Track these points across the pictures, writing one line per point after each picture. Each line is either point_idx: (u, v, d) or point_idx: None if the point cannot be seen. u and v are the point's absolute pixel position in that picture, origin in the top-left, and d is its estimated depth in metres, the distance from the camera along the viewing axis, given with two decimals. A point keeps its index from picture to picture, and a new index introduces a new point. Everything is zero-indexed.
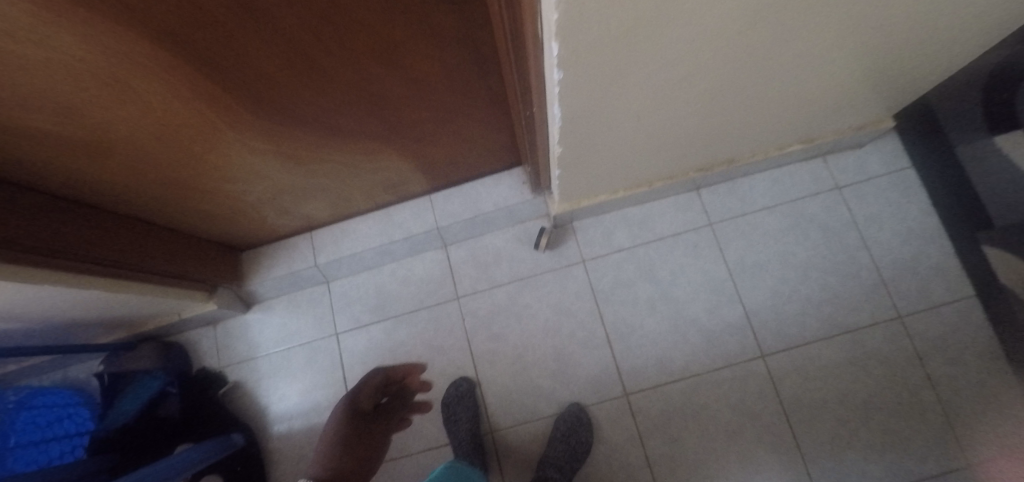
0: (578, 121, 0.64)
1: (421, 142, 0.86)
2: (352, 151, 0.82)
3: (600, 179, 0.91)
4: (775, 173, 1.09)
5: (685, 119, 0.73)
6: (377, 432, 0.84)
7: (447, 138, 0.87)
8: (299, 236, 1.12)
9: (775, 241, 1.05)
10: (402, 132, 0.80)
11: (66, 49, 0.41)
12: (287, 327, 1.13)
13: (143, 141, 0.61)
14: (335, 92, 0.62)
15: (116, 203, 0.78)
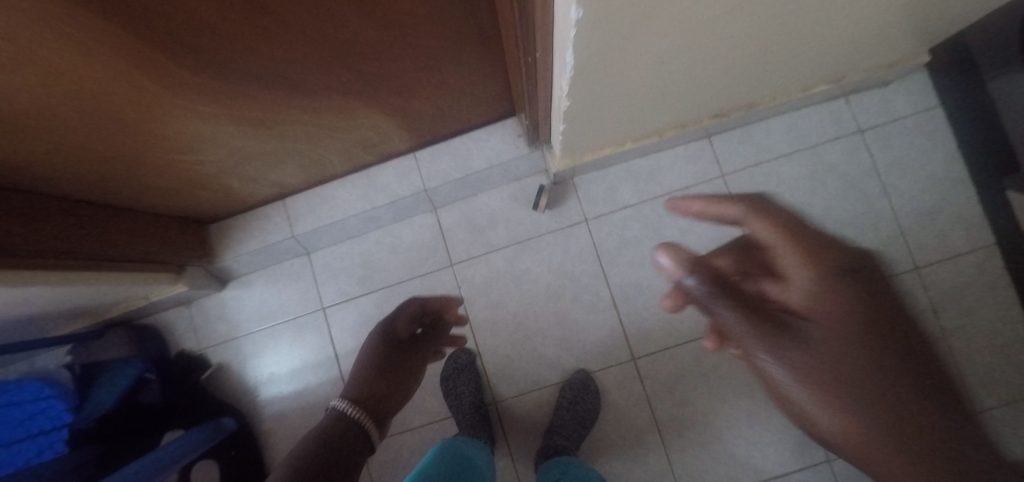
0: (594, 67, 0.52)
1: (401, 95, 0.74)
2: (319, 109, 0.69)
3: (608, 131, 0.80)
4: (794, 115, 0.99)
5: (713, 59, 0.62)
6: (411, 360, 0.81)
7: (431, 88, 0.75)
8: (270, 205, 1.00)
9: (791, 192, 0.98)
10: (377, 84, 0.67)
11: None
12: (268, 304, 1.05)
13: (50, 107, 0.48)
14: (288, 35, 0.49)
15: (42, 181, 0.64)
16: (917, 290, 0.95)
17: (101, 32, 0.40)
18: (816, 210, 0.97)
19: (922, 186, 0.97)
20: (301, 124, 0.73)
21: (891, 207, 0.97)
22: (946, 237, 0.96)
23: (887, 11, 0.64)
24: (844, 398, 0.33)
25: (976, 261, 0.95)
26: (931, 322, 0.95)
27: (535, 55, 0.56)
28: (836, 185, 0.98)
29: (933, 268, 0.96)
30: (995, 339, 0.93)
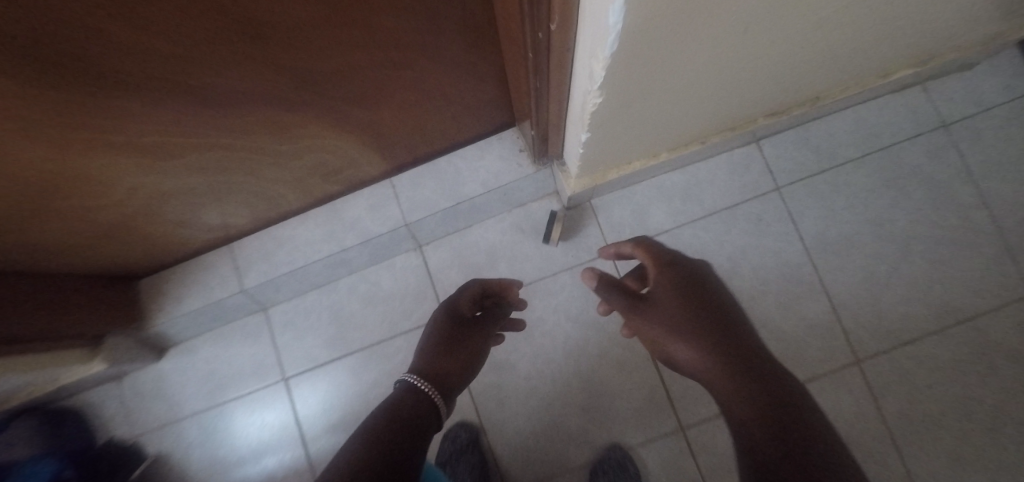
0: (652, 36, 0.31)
1: (356, 98, 0.53)
2: (244, 125, 0.50)
3: (641, 139, 0.59)
4: (861, 109, 0.79)
5: (810, 28, 0.42)
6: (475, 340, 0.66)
7: (398, 88, 0.54)
8: (214, 252, 0.80)
9: (865, 205, 0.78)
10: (321, 88, 0.48)
11: None
12: (218, 375, 0.83)
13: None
14: (150, 18, 0.30)
15: None
16: None
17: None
18: (898, 227, 0.77)
19: None
20: (220, 146, 0.53)
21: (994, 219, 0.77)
22: None
23: None
24: (696, 343, 0.45)
25: None
26: None
27: (547, 31, 0.36)
28: (920, 194, 0.78)
29: None
30: None
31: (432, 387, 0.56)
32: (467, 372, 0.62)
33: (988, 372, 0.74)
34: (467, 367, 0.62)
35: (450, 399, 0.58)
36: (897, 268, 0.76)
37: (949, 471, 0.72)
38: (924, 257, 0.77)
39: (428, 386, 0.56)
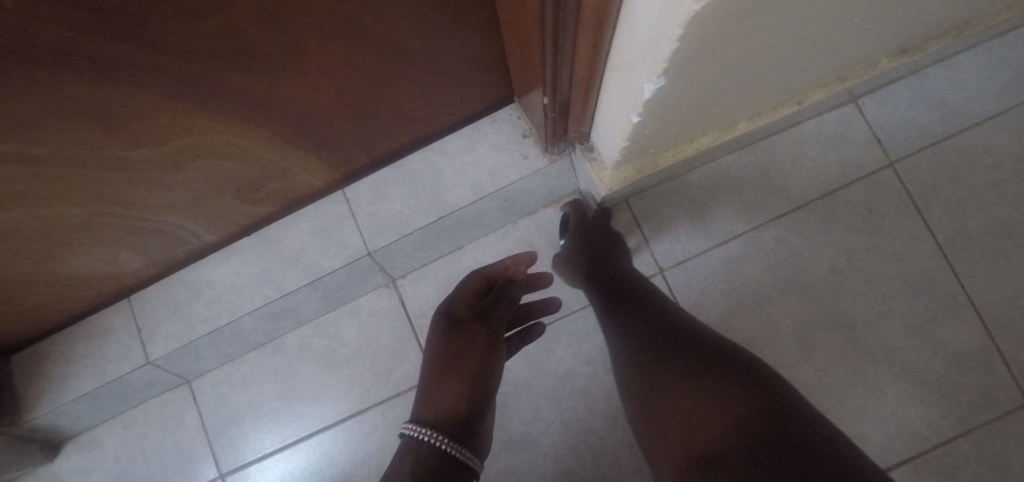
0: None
1: (232, 55, 0.30)
2: (29, 120, 0.27)
3: (726, 97, 0.36)
4: (997, 47, 0.56)
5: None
6: (487, 357, 0.46)
7: (309, 35, 0.31)
8: (109, 309, 0.58)
9: (1018, 179, 0.55)
10: (156, 39, 0.26)
11: None
12: (131, 476, 0.61)
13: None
14: None
15: None
16: None
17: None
18: None
19: None
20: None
21: None
22: None
23: None
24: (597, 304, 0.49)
25: None
26: None
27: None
28: None
29: None
30: None
31: (442, 433, 0.40)
32: (485, 398, 0.45)
33: None
34: (485, 390, 0.45)
35: (473, 443, 0.41)
36: None
37: None
38: None
39: (434, 434, 0.39)
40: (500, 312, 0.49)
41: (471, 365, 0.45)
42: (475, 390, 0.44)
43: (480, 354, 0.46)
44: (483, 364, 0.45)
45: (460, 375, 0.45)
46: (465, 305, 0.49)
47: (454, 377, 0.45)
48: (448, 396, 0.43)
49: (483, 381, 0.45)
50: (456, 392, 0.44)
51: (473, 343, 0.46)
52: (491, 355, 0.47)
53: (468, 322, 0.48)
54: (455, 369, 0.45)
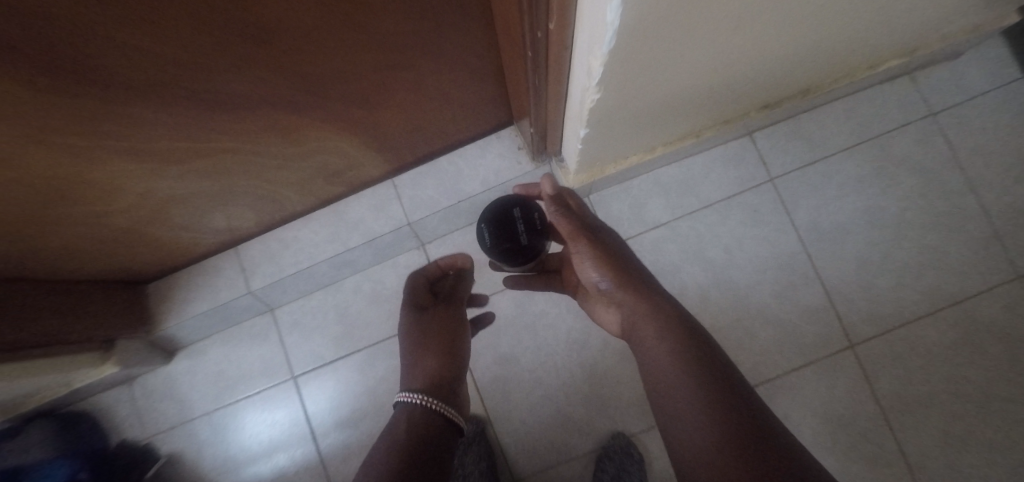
0: (649, 21, 0.33)
1: (362, 101, 0.55)
2: (257, 130, 0.52)
3: (637, 132, 0.62)
4: (851, 100, 0.81)
5: (796, 16, 0.44)
6: (447, 336, 0.70)
7: (402, 91, 0.57)
8: (219, 254, 0.81)
9: (856, 193, 0.79)
10: (332, 93, 0.51)
11: None
12: (227, 376, 0.85)
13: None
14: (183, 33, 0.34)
15: None
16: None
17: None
18: (888, 214, 0.79)
19: (1013, 175, 0.80)
20: (235, 150, 0.55)
21: (979, 203, 0.79)
22: None
23: None
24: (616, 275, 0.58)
25: None
26: None
27: (543, 30, 0.38)
28: (910, 180, 0.80)
29: None
30: None
31: (431, 399, 0.61)
32: (456, 366, 0.68)
33: (977, 352, 0.75)
34: (458, 367, 0.67)
35: (452, 397, 0.64)
36: (889, 253, 0.78)
37: (942, 448, 0.74)
38: (915, 242, 0.78)
39: (424, 398, 0.61)
40: (457, 313, 0.72)
41: (441, 343, 0.68)
42: (451, 369, 0.66)
43: (448, 343, 0.68)
44: (452, 351, 0.68)
45: (434, 352, 0.67)
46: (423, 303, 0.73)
47: (430, 354, 0.67)
48: (427, 367, 0.66)
49: (454, 363, 0.68)
50: (436, 370, 0.65)
51: (442, 336, 0.69)
52: (456, 343, 0.70)
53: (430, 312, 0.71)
54: (429, 348, 0.68)
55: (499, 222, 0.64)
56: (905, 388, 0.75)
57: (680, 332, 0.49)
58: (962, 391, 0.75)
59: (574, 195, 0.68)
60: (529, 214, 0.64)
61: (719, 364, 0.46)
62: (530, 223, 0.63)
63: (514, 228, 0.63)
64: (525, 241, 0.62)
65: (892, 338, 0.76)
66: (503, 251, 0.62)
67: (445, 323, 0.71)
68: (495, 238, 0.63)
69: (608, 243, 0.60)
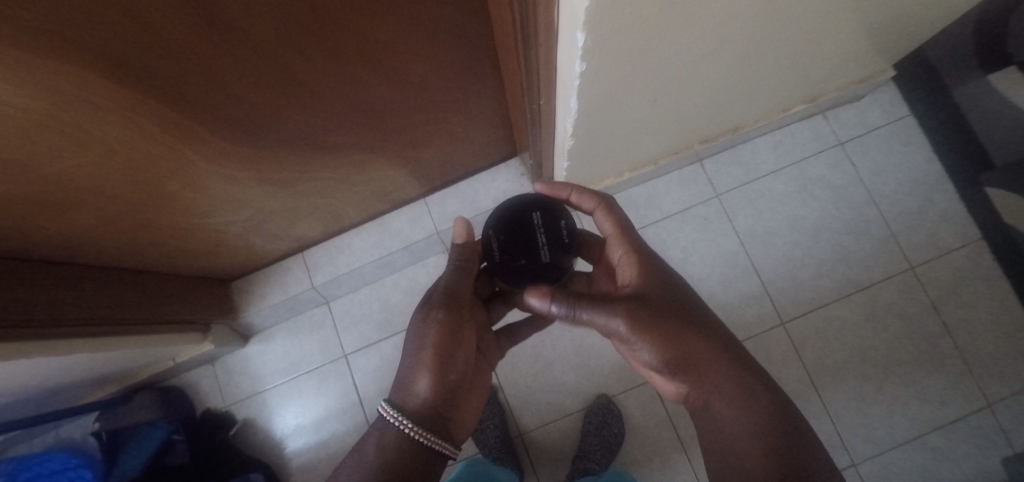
0: (598, 102, 0.59)
1: (413, 144, 0.80)
2: (342, 165, 0.76)
3: (607, 161, 0.87)
4: (777, 134, 1.05)
5: (701, 86, 0.69)
6: (446, 352, 0.65)
7: (441, 136, 0.81)
8: (289, 258, 1.04)
9: (783, 206, 1.03)
10: (395, 140, 0.76)
11: (27, 100, 0.37)
12: (292, 355, 1.07)
13: (80, 179, 0.51)
14: (322, 108, 0.58)
15: (100, 251, 0.70)
16: (916, 289, 0.97)
17: (149, 111, 0.45)
18: (808, 221, 1.02)
19: (905, 189, 1.03)
20: (325, 180, 0.79)
21: (879, 211, 1.02)
22: (935, 234, 1.00)
23: (842, 34, 0.73)
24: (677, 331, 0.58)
25: (967, 256, 0.98)
26: (934, 318, 0.96)
27: (541, 99, 0.64)
28: (824, 195, 1.03)
29: (928, 265, 0.98)
30: (1002, 328, 0.94)
31: (421, 426, 0.62)
32: (448, 389, 0.65)
33: (881, 326, 0.96)
34: (449, 393, 0.66)
35: (436, 423, 0.64)
36: (810, 251, 1.00)
37: (858, 403, 0.93)
38: (830, 242, 1.01)
39: (404, 423, 0.61)
40: (461, 322, 0.66)
41: (436, 359, 0.64)
42: (447, 389, 0.66)
43: (448, 361, 0.65)
44: (450, 369, 0.66)
45: (427, 370, 0.64)
46: (431, 301, 0.67)
47: (423, 370, 0.64)
48: (419, 385, 0.64)
49: (451, 383, 0.66)
50: (431, 393, 0.64)
51: (441, 353, 0.64)
52: (456, 360, 0.66)
53: (433, 318, 0.65)
54: (423, 365, 0.64)
55: (512, 235, 0.65)
56: (826, 355, 0.96)
57: (748, 407, 0.52)
58: (870, 357, 0.95)
59: (614, 208, 0.66)
60: (550, 225, 0.65)
61: (790, 437, 0.49)
62: (551, 237, 0.65)
63: (533, 242, 0.64)
64: (547, 260, 0.64)
65: (814, 316, 0.98)
66: (518, 270, 0.63)
67: (446, 336, 0.64)
68: (509, 255, 0.65)
69: (657, 306, 0.56)
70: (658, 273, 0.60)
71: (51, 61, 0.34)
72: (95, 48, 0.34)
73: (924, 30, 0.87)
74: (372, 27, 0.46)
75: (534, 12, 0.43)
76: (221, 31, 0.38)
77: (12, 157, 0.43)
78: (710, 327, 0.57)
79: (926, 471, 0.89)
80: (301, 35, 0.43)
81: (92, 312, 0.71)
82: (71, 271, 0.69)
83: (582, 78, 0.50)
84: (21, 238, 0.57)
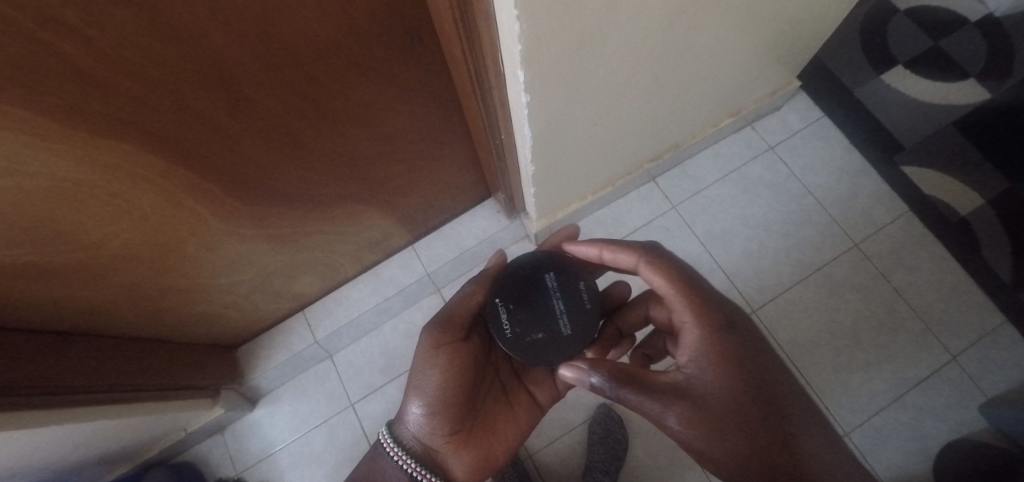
0: (548, 131, 0.72)
1: (397, 192, 0.91)
2: (336, 218, 0.87)
3: (569, 186, 0.99)
4: (715, 147, 1.20)
5: (635, 111, 0.83)
6: (429, 386, 0.66)
7: (422, 183, 0.93)
8: (291, 317, 1.11)
9: (732, 207, 1.15)
10: (381, 190, 0.87)
11: (84, 174, 0.48)
12: (300, 412, 1.11)
13: (113, 245, 0.61)
14: (316, 164, 0.71)
15: (119, 319, 0.78)
16: (864, 262, 1.08)
17: (176, 179, 0.57)
18: (757, 217, 1.13)
19: (835, 178, 1.15)
20: (324, 233, 0.89)
21: (817, 200, 1.14)
22: (871, 212, 1.11)
23: (742, 57, 0.88)
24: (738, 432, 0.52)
25: (902, 227, 1.09)
26: (886, 285, 1.06)
27: (501, 135, 0.77)
28: (767, 193, 1.15)
29: (869, 240, 1.09)
30: (947, 285, 1.04)
31: (406, 453, 0.67)
32: (432, 421, 0.66)
33: (841, 300, 1.06)
34: (434, 425, 0.66)
35: (420, 451, 0.67)
36: (764, 242, 1.11)
37: (835, 374, 1.01)
38: (780, 232, 1.12)
39: (391, 446, 0.68)
40: (448, 355, 0.66)
41: (418, 392, 0.67)
42: (434, 424, 0.66)
43: (432, 395, 0.66)
44: (436, 406, 0.66)
45: (412, 399, 0.67)
46: (427, 338, 0.67)
47: (410, 398, 0.68)
48: (408, 412, 0.68)
49: (439, 420, 0.66)
50: (419, 423, 0.67)
51: (426, 385, 0.66)
52: (443, 397, 0.66)
53: (421, 351, 0.67)
54: (411, 394, 0.68)
55: (525, 306, 0.64)
56: (798, 334, 1.04)
57: None
58: (837, 331, 1.03)
59: (661, 262, 0.59)
60: (568, 291, 0.65)
61: None
62: (571, 304, 0.64)
63: (550, 312, 0.63)
64: (569, 329, 0.62)
65: (780, 301, 1.07)
66: (538, 344, 0.62)
67: (430, 367, 0.66)
68: (526, 327, 0.63)
69: (714, 404, 0.51)
70: (726, 362, 0.53)
71: (113, 142, 0.46)
72: (145, 129, 0.47)
73: (813, 47, 1.04)
74: (353, 90, 0.60)
75: (482, 59, 0.57)
76: (237, 104, 0.51)
77: (64, 224, 0.53)
78: (779, 442, 0.50)
79: (915, 430, 0.95)
80: (299, 102, 0.57)
81: (114, 379, 0.78)
82: (91, 342, 0.77)
83: (529, 108, 0.62)
84: (54, 305, 0.66)
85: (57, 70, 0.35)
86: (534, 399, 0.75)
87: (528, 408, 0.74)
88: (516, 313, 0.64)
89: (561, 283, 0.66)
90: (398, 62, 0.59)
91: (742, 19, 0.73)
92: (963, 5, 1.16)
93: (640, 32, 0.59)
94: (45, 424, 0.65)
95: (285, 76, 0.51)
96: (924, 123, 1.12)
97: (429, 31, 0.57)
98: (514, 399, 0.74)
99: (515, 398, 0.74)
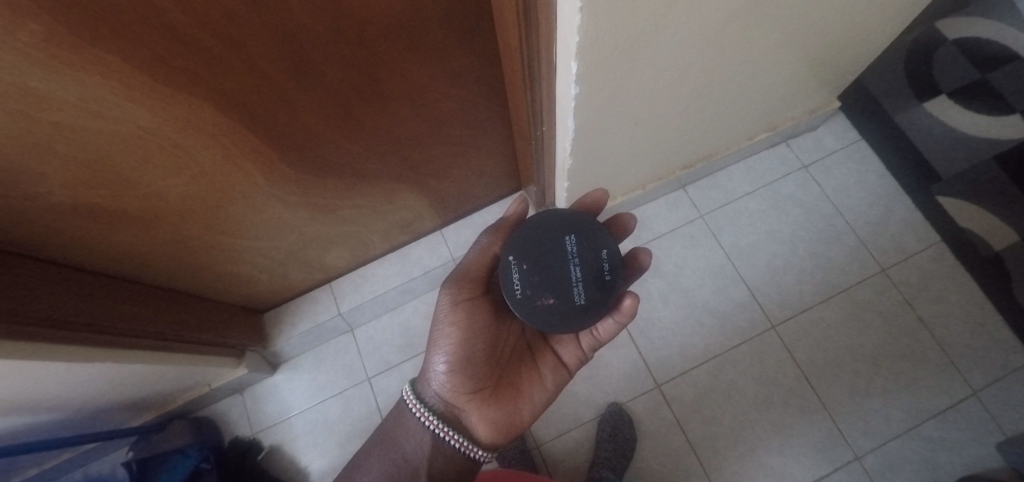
0: (591, 125, 0.73)
1: (434, 175, 0.94)
2: (375, 194, 0.90)
3: (602, 182, 1.00)
4: (747, 161, 1.20)
5: (677, 113, 0.84)
6: (450, 341, 0.68)
7: (457, 169, 0.96)
8: (318, 289, 1.14)
9: (760, 222, 1.15)
10: (420, 171, 0.90)
11: (151, 125, 0.50)
12: (318, 381, 1.14)
13: (167, 198, 0.65)
14: (364, 138, 0.73)
15: (162, 270, 0.82)
16: (890, 289, 1.07)
17: (233, 138, 0.59)
18: (785, 234, 1.13)
19: (868, 202, 1.14)
20: (360, 207, 0.92)
21: (847, 222, 1.13)
22: (901, 239, 1.10)
23: (786, 72, 0.88)
24: None
25: (932, 258, 1.08)
26: (910, 314, 1.05)
27: (543, 127, 0.79)
28: (796, 211, 1.15)
29: (897, 267, 1.09)
30: (973, 320, 1.03)
31: (429, 410, 0.69)
32: (455, 378, 0.68)
33: (862, 324, 1.05)
34: (458, 382, 0.68)
35: (444, 408, 0.69)
36: (790, 259, 1.11)
37: (849, 396, 1.01)
38: (807, 251, 1.12)
39: (415, 404, 0.69)
40: (466, 312, 0.69)
41: (440, 348, 0.68)
42: (456, 381, 0.68)
43: (453, 351, 0.68)
44: (456, 363, 0.68)
45: (434, 355, 0.69)
46: (448, 296, 0.70)
47: (432, 355, 0.70)
48: (430, 368, 0.70)
49: (461, 377, 0.68)
50: (442, 380, 0.69)
51: (447, 341, 0.68)
52: (464, 353, 0.68)
53: (441, 308, 0.70)
54: (432, 350, 0.70)
55: (542, 268, 0.64)
56: (815, 354, 1.04)
57: None
58: (855, 354, 1.04)
59: None
60: (588, 259, 0.65)
61: None
62: (589, 273, 0.64)
63: (567, 279, 0.64)
64: (582, 299, 0.63)
65: (800, 319, 1.07)
66: (547, 309, 0.62)
67: (450, 323, 0.68)
68: (538, 290, 0.63)
69: None
70: None
71: (184, 98, 0.48)
72: (213, 88, 0.49)
73: (858, 69, 1.04)
74: (408, 69, 0.62)
75: (537, 50, 0.58)
76: (298, 72, 0.53)
77: (129, 172, 0.56)
78: None
79: (927, 460, 0.96)
80: (359, 75, 0.58)
81: (152, 328, 0.82)
82: (134, 289, 0.81)
83: (577, 100, 0.63)
84: (105, 250, 0.69)
85: (146, 23, 0.37)
86: (552, 358, 0.77)
87: (547, 368, 0.76)
88: (531, 272, 0.64)
89: (581, 250, 0.65)
90: (455, 46, 0.61)
91: (796, 30, 0.73)
92: (1015, 40, 1.15)
93: (695, 32, 0.60)
94: (87, 360, 0.69)
95: (349, 49, 0.53)
96: (967, 154, 1.11)
97: (487, 20, 0.59)
98: (531, 358, 0.76)
99: (533, 360, 0.76)
